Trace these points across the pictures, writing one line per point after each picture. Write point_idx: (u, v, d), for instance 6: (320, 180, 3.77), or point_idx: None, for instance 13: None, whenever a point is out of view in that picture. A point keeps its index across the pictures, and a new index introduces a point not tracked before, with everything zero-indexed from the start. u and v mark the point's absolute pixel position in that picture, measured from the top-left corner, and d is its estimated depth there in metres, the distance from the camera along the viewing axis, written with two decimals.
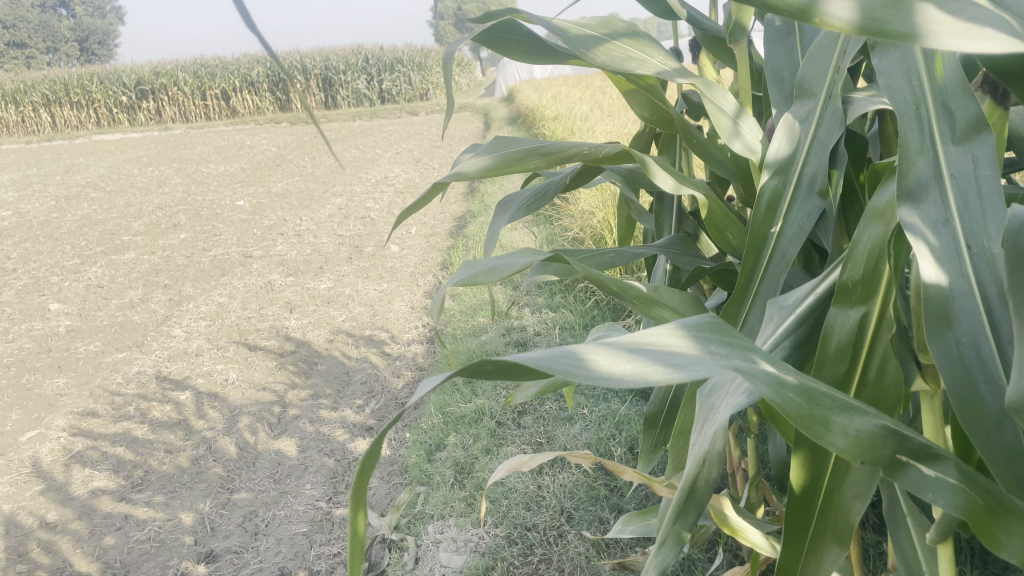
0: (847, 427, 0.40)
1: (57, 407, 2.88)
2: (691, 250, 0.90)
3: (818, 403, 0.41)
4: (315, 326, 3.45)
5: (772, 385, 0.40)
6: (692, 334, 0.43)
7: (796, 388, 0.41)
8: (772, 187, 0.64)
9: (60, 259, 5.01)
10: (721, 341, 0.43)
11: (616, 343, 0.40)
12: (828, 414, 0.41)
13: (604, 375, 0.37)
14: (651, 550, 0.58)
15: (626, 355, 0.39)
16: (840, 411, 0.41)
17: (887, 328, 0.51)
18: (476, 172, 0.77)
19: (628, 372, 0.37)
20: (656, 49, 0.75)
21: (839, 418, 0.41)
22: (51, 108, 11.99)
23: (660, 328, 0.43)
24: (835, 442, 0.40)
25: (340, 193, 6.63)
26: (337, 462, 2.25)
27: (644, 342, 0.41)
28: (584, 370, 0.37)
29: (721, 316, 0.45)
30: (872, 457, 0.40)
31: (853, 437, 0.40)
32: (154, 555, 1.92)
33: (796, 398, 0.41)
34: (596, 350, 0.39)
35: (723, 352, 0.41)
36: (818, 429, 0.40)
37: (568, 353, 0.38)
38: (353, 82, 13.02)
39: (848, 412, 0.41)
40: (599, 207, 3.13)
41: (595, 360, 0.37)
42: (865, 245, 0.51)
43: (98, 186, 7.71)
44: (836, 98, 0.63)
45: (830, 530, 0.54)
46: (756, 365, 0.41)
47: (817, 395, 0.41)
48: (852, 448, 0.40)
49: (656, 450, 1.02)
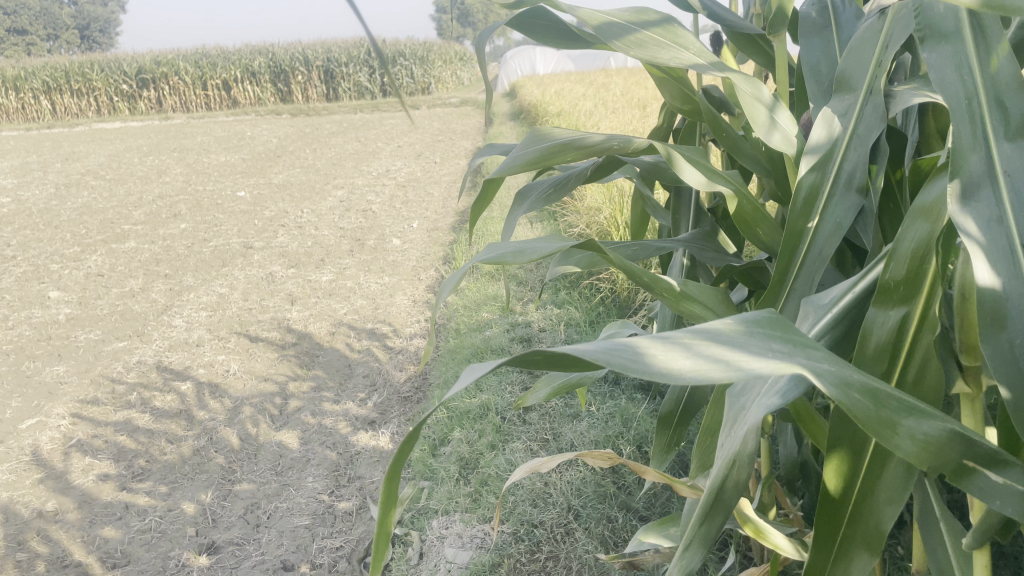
0: (915, 431, 0.39)
1: (57, 395, 2.87)
2: (715, 246, 0.89)
3: (884, 404, 0.39)
4: (316, 318, 3.43)
5: (839, 384, 0.38)
6: (753, 330, 0.41)
7: (860, 387, 0.39)
8: (810, 181, 0.63)
9: (60, 246, 4.99)
10: (782, 336, 0.41)
11: (676, 338, 0.39)
12: (896, 417, 0.39)
13: (663, 370, 0.36)
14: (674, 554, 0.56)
15: (684, 351, 0.38)
16: (906, 414, 0.39)
17: (929, 329, 0.49)
18: (519, 167, 0.77)
19: (688, 368, 0.36)
20: (692, 41, 0.74)
21: (906, 421, 0.39)
22: (51, 96, 11.95)
23: (718, 324, 0.42)
24: (902, 446, 0.39)
25: (341, 185, 6.61)
26: (339, 455, 2.24)
27: (702, 338, 0.39)
28: (641, 365, 0.36)
29: (780, 312, 0.44)
30: (938, 462, 0.39)
31: (920, 442, 0.39)
32: (155, 545, 1.91)
33: (862, 399, 0.39)
34: (653, 345, 0.38)
35: (786, 350, 0.40)
36: (886, 431, 0.39)
37: (627, 347, 0.37)
38: (354, 75, 12.99)
39: (914, 415, 0.39)
40: (605, 203, 3.12)
41: (653, 355, 0.37)
42: (909, 245, 0.50)
43: (98, 174, 7.68)
44: (877, 94, 0.63)
45: (861, 536, 0.52)
46: (817, 362, 0.39)
47: (882, 395, 0.40)
48: (920, 453, 0.39)
49: (669, 451, 1.01)
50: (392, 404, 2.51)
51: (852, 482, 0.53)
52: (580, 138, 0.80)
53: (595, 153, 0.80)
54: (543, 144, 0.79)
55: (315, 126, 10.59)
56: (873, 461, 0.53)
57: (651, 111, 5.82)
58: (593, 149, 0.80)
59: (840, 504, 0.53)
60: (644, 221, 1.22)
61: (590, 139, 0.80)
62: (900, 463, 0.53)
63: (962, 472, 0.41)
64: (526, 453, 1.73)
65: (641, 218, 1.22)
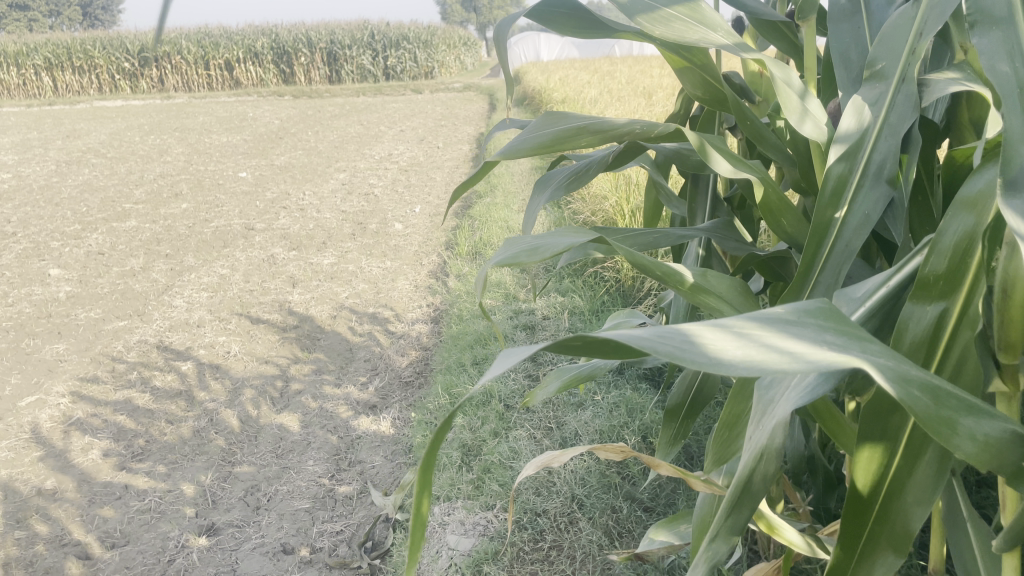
0: (975, 431, 0.38)
1: (57, 372, 2.86)
2: (737, 235, 0.88)
3: (944, 404, 0.38)
4: (318, 301, 3.42)
5: (900, 380, 0.37)
6: (806, 321, 0.40)
7: (920, 383, 0.38)
8: (838, 172, 0.61)
9: (60, 224, 4.97)
10: (835, 327, 0.40)
11: (727, 325, 0.38)
12: (955, 415, 0.38)
13: (716, 358, 0.35)
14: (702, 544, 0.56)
15: (734, 340, 0.37)
16: (966, 413, 0.38)
17: (968, 327, 0.47)
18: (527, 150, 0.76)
19: (739, 355, 0.35)
20: (719, 22, 0.73)
21: (965, 420, 0.38)
22: (53, 73, 11.88)
23: (767, 313, 0.41)
24: (962, 446, 0.38)
25: (343, 168, 6.58)
26: (340, 439, 2.22)
27: (754, 327, 0.39)
28: (692, 353, 0.35)
29: (832, 303, 0.42)
30: (998, 463, 0.38)
31: (981, 442, 0.38)
32: (154, 526, 1.90)
33: (923, 396, 0.37)
34: (703, 331, 0.37)
35: (840, 342, 0.38)
36: (946, 432, 0.38)
37: (678, 332, 0.36)
38: (358, 58, 12.91)
39: (975, 415, 0.38)
40: (611, 191, 3.10)
41: (703, 342, 0.36)
42: (950, 238, 0.48)
43: (99, 152, 7.65)
44: (910, 82, 0.60)
45: (886, 536, 0.49)
46: (875, 356, 0.38)
47: (942, 393, 0.38)
48: (980, 452, 0.37)
49: (676, 444, 1.00)
50: (394, 389, 2.50)
51: (880, 479, 0.50)
52: (597, 121, 0.78)
53: (616, 137, 0.78)
54: (554, 129, 0.78)
55: (318, 108, 10.52)
56: (903, 459, 0.50)
57: (657, 100, 5.78)
58: (611, 134, 0.78)
59: (866, 501, 0.50)
60: (657, 210, 1.20)
61: (608, 125, 0.78)
62: (928, 464, 0.50)
63: (1018, 475, 0.40)
64: (530, 441, 1.72)
65: (654, 207, 1.20)
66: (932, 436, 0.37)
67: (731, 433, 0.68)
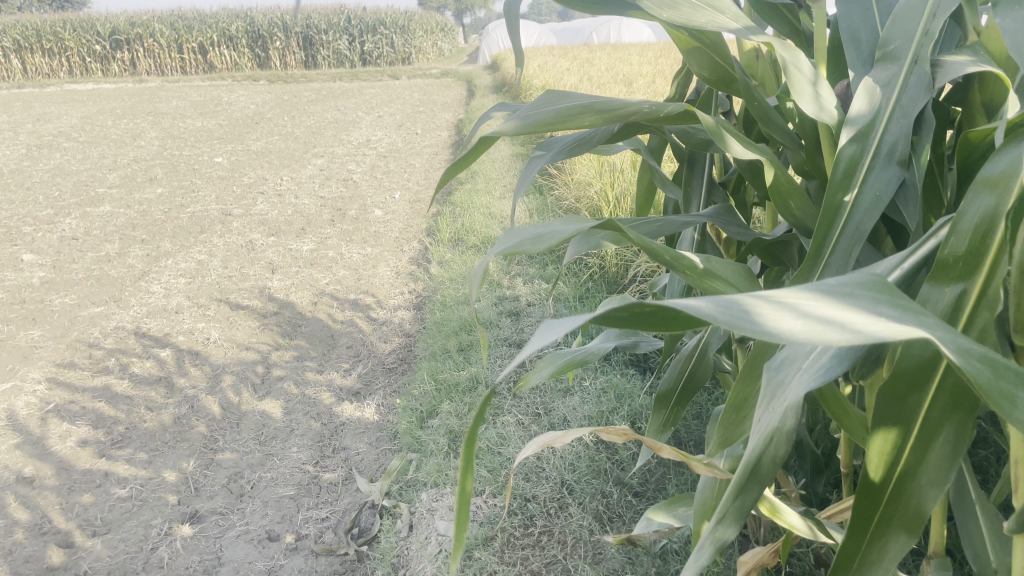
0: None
1: (32, 359, 2.80)
2: (738, 220, 0.88)
3: (1001, 375, 0.38)
4: (298, 287, 3.38)
5: (957, 352, 0.37)
6: (860, 295, 0.40)
7: (977, 356, 0.38)
8: (850, 154, 0.60)
9: (32, 208, 4.87)
10: (889, 300, 0.40)
11: (781, 300, 0.39)
12: (1012, 389, 0.38)
13: (772, 329, 0.36)
14: (708, 526, 0.55)
15: (791, 313, 0.38)
16: None
17: (988, 308, 0.47)
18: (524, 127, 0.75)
19: (798, 328, 0.36)
20: (729, 6, 0.73)
21: None
22: (22, 55, 11.60)
23: (820, 287, 0.41)
24: (1019, 420, 0.37)
25: (321, 154, 6.52)
26: (324, 426, 2.21)
27: (808, 300, 0.39)
28: (748, 322, 0.36)
29: (885, 276, 0.42)
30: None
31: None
32: (136, 514, 1.88)
33: (980, 369, 0.38)
34: (758, 305, 0.38)
35: (895, 315, 0.39)
36: (1005, 404, 0.37)
37: (731, 304, 0.37)
38: (334, 43, 12.78)
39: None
40: (596, 177, 3.11)
41: (758, 314, 0.37)
42: (972, 217, 0.48)
43: (71, 136, 7.51)
44: (923, 64, 0.60)
45: (898, 517, 0.49)
46: (932, 329, 0.38)
47: (999, 365, 0.38)
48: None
49: (666, 430, 0.99)
50: (377, 375, 2.48)
51: (896, 458, 0.50)
52: (603, 101, 0.77)
53: (620, 117, 0.77)
54: (556, 108, 0.77)
55: (294, 94, 10.40)
56: (920, 440, 0.50)
57: (638, 88, 5.78)
58: (619, 113, 0.77)
59: (881, 485, 0.49)
60: (650, 193, 1.19)
61: (614, 104, 0.77)
62: (947, 444, 0.49)
63: None
64: (518, 427, 1.72)
65: (647, 192, 1.20)
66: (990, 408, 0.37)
67: (739, 416, 0.66)
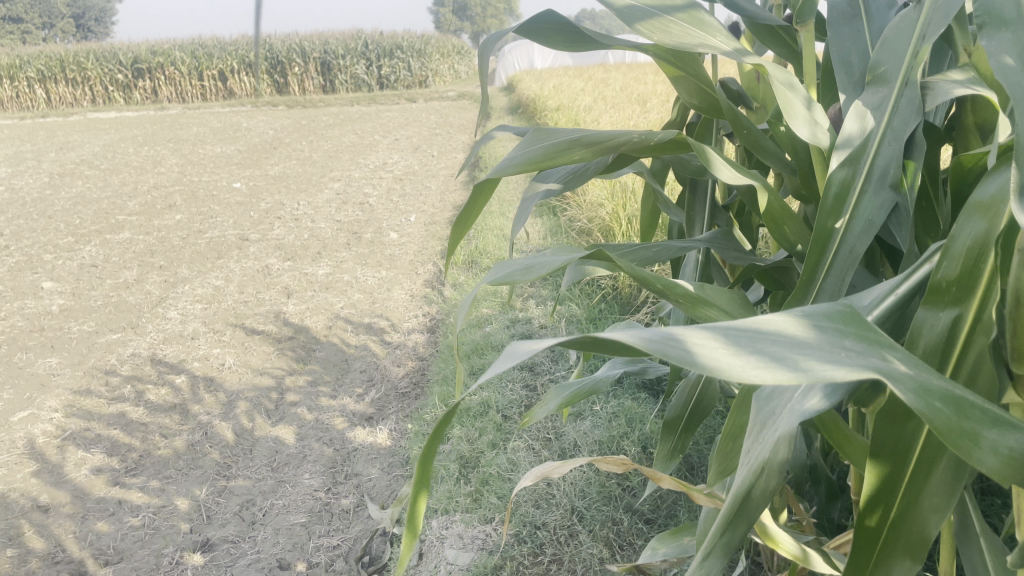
0: (998, 445, 0.36)
1: (49, 387, 2.82)
2: (738, 245, 0.87)
3: (965, 415, 0.37)
4: (313, 312, 3.39)
5: (919, 392, 0.36)
6: (822, 329, 0.40)
7: (941, 395, 0.37)
8: (841, 177, 0.59)
9: (53, 236, 4.94)
10: (854, 334, 0.39)
11: (737, 331, 0.38)
12: (977, 427, 0.37)
13: (723, 365, 0.35)
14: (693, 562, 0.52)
15: (745, 347, 0.37)
16: (989, 425, 0.37)
17: (983, 332, 0.46)
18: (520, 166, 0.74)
19: (751, 365, 0.35)
20: (716, 27, 0.72)
21: (989, 433, 0.37)
22: (46, 85, 11.84)
23: (783, 317, 0.40)
24: (985, 461, 0.36)
25: (338, 178, 6.57)
26: (336, 452, 2.20)
27: (767, 333, 0.38)
28: (698, 357, 0.35)
29: (853, 308, 0.41)
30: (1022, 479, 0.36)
31: (1004, 456, 0.36)
32: (148, 542, 1.88)
33: (943, 408, 0.37)
34: (713, 339, 0.37)
35: (859, 350, 0.38)
36: (966, 445, 0.36)
37: (685, 338, 0.37)
38: (351, 68, 12.92)
39: (998, 428, 0.37)
40: (608, 198, 3.10)
41: (711, 349, 0.36)
42: (964, 241, 0.47)
43: (93, 164, 7.61)
44: (913, 85, 0.59)
45: (902, 543, 0.45)
46: (896, 366, 0.37)
47: (965, 404, 0.37)
48: (1003, 469, 0.36)
49: (674, 457, 0.96)
50: (390, 400, 2.47)
51: (894, 488, 0.46)
52: (592, 133, 0.76)
53: (611, 148, 0.76)
54: (545, 144, 0.76)
55: (312, 118, 10.51)
56: (919, 466, 0.46)
57: (652, 107, 5.78)
58: (611, 143, 0.76)
59: (874, 516, 0.45)
60: (654, 217, 1.18)
61: (604, 135, 0.76)
62: (950, 469, 0.46)
63: None
64: (528, 452, 1.70)
65: (651, 214, 1.18)
66: (951, 448, 0.36)
67: (733, 446, 0.65)
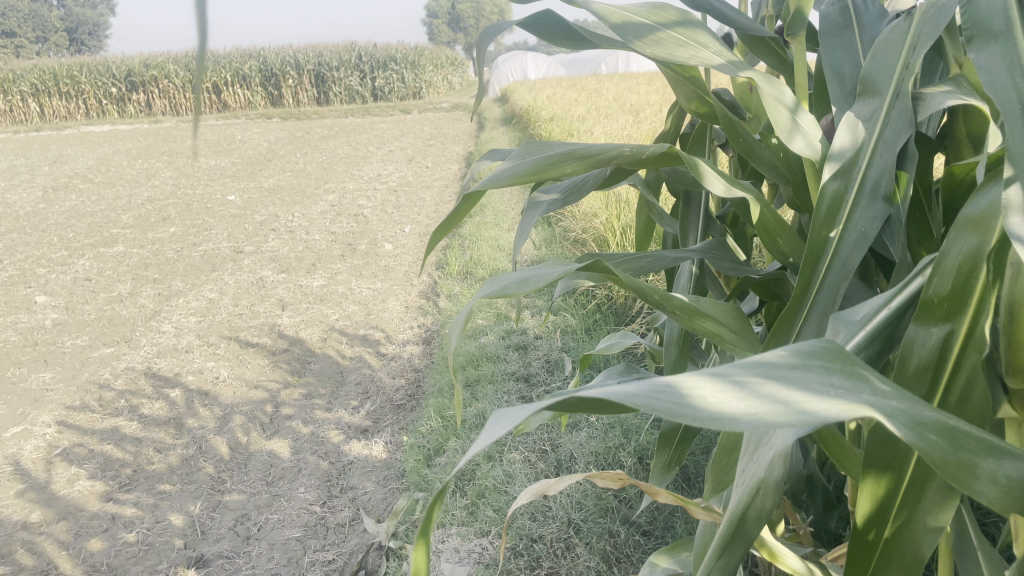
0: (996, 473, 0.36)
1: (42, 402, 2.80)
2: (731, 256, 0.86)
3: (962, 445, 0.37)
4: (308, 324, 3.38)
5: (914, 427, 0.36)
6: (808, 366, 0.39)
7: (936, 426, 0.37)
8: (834, 189, 0.59)
9: (46, 251, 4.92)
10: (842, 371, 0.39)
11: (722, 374, 0.37)
12: (974, 459, 0.37)
13: (716, 413, 0.34)
14: None
15: (735, 391, 0.36)
16: (986, 454, 0.37)
17: (975, 351, 0.45)
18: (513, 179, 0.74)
19: (744, 411, 0.34)
20: (709, 38, 0.71)
21: (986, 463, 0.37)
22: (40, 98, 11.83)
23: (768, 359, 0.39)
24: (984, 491, 0.36)
25: (332, 189, 6.56)
26: (331, 465, 2.19)
27: (750, 376, 0.37)
28: (689, 406, 0.34)
29: (837, 341, 0.41)
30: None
31: (1004, 485, 0.36)
32: (142, 559, 1.86)
33: (939, 439, 0.36)
34: (700, 384, 0.35)
35: (847, 386, 0.37)
36: (965, 476, 0.36)
37: (670, 386, 0.35)
38: (346, 79, 12.97)
39: (995, 456, 0.37)
40: (602, 208, 3.12)
41: (702, 393, 0.35)
42: (955, 258, 0.47)
43: (86, 177, 7.59)
44: (904, 97, 0.59)
45: (897, 562, 0.44)
46: (886, 399, 0.37)
47: (959, 434, 0.37)
48: (1003, 497, 0.36)
49: (670, 470, 0.95)
50: (385, 412, 2.46)
51: (889, 503, 0.45)
52: (585, 147, 0.76)
53: (603, 162, 0.75)
54: (538, 157, 0.75)
55: (306, 130, 10.53)
56: (912, 482, 0.45)
57: (645, 117, 5.82)
58: (601, 158, 0.75)
59: (872, 532, 0.44)
60: (649, 228, 1.17)
61: (595, 149, 0.75)
62: (941, 487, 0.44)
63: None
64: (524, 464, 1.69)
65: (646, 224, 1.17)
66: (950, 481, 0.36)
67: (729, 460, 0.64)
